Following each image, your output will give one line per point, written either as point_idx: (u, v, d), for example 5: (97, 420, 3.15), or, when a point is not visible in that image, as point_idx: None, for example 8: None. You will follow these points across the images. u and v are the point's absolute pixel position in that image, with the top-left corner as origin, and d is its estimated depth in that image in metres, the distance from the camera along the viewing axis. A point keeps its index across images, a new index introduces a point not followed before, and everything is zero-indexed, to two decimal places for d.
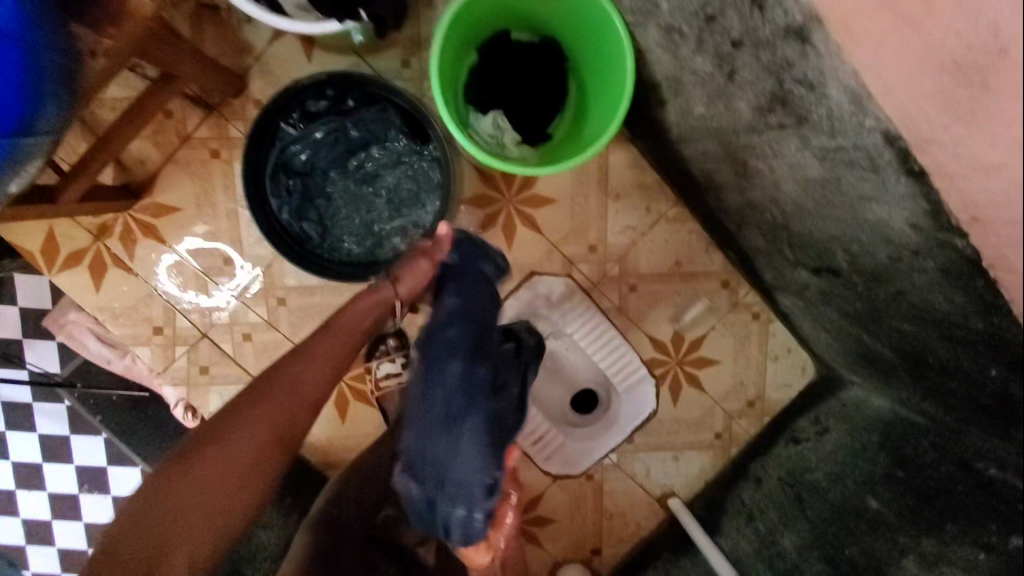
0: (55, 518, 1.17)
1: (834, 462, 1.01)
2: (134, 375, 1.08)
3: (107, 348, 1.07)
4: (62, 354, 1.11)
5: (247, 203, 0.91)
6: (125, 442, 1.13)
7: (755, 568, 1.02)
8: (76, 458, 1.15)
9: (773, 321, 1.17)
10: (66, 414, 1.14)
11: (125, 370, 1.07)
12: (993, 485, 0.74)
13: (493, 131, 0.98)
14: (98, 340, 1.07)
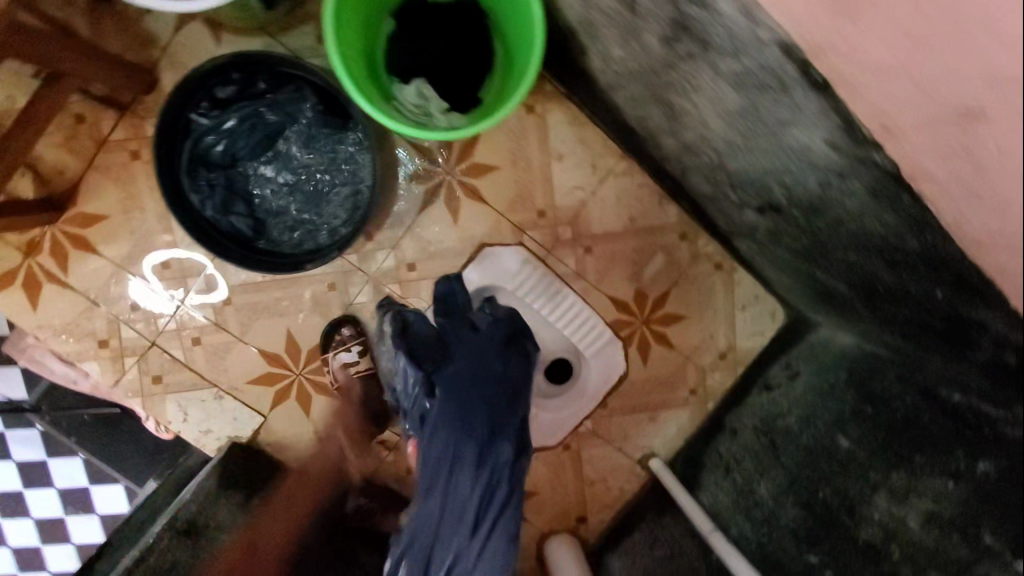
0: (45, 543, 1.15)
1: (805, 405, 1.00)
2: (101, 392, 1.05)
3: (69, 367, 1.04)
4: (27, 379, 1.07)
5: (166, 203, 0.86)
6: (103, 461, 1.08)
7: (734, 518, 0.99)
8: (55, 481, 1.11)
9: (736, 269, 1.14)
10: (39, 439, 1.10)
11: (92, 388, 1.04)
12: (957, 411, 0.70)
13: (418, 100, 0.93)
14: (59, 360, 1.04)
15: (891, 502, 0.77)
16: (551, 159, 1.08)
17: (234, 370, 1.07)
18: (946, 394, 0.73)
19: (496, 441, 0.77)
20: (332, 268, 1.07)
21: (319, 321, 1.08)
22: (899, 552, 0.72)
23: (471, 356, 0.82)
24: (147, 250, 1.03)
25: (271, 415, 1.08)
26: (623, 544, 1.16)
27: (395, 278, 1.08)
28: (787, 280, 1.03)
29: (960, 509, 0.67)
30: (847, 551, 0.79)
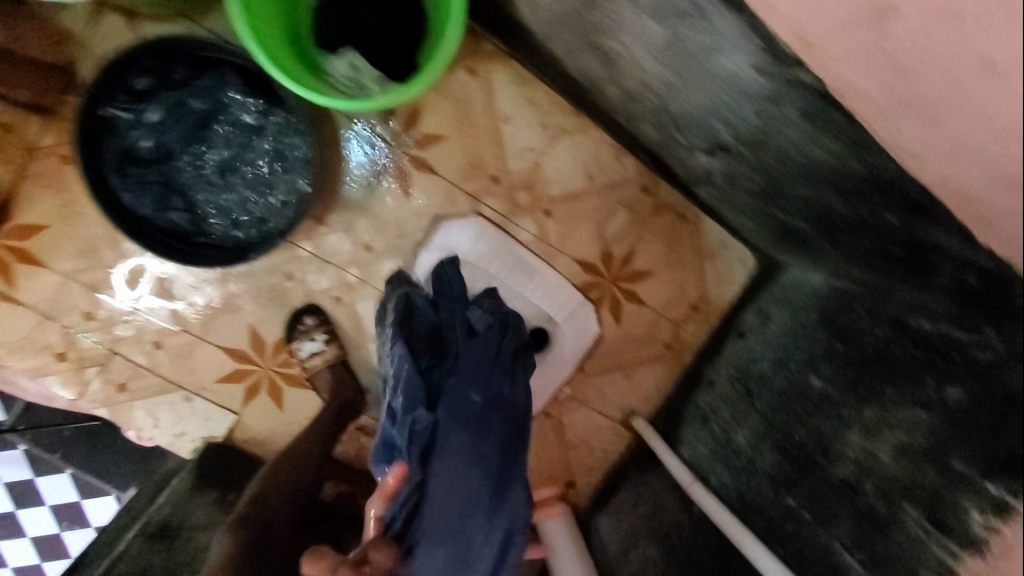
0: (43, 563, 1.02)
1: (778, 347, 1.00)
2: (80, 408, 1.02)
3: (47, 386, 1.00)
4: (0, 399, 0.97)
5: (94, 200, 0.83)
6: (94, 476, 0.99)
7: (713, 469, 0.99)
8: (47, 499, 0.99)
9: (699, 218, 1.14)
10: (20, 459, 0.97)
11: (70, 405, 1.01)
12: (925, 340, 0.70)
13: (350, 73, 0.88)
14: (32, 379, 0.99)
15: (862, 437, 0.75)
16: (500, 123, 1.06)
17: (200, 370, 1.05)
18: (913, 323, 0.73)
19: (504, 484, 0.72)
20: (287, 258, 1.04)
21: (280, 312, 1.06)
22: (874, 488, 0.71)
23: (479, 378, 0.75)
24: (94, 256, 1.00)
25: (243, 412, 1.06)
26: (613, 505, 1.16)
27: (353, 261, 1.06)
28: (750, 223, 1.02)
29: (932, 437, 0.66)
30: (828, 494, 0.77)
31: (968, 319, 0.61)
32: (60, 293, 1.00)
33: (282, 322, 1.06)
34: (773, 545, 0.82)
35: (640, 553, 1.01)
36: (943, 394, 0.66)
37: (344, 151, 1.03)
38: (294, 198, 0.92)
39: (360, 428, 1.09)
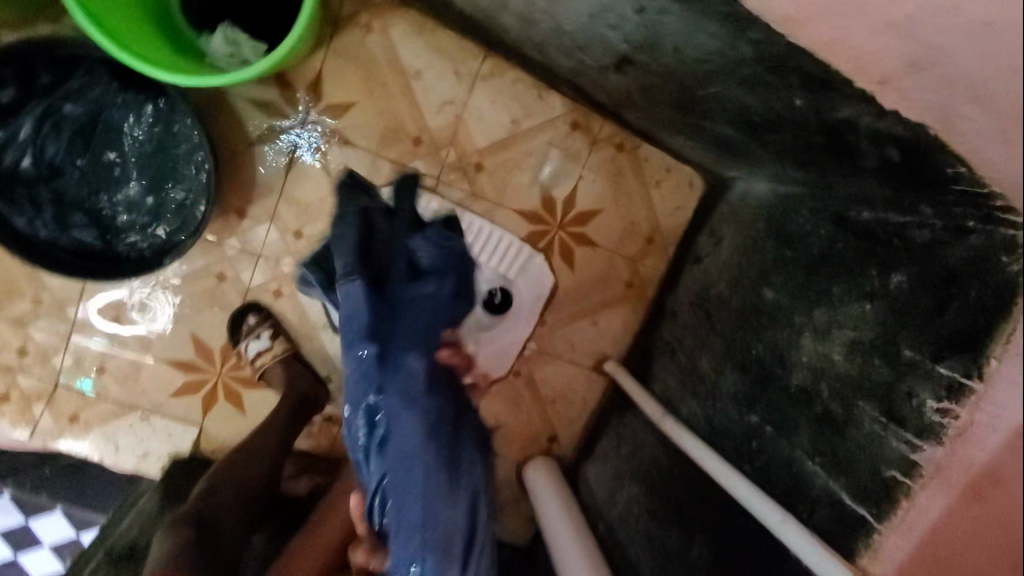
0: None
1: (731, 266, 0.97)
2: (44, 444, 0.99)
3: (8, 427, 0.99)
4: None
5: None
6: (83, 505, 0.92)
7: (684, 400, 0.96)
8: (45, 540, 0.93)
9: (638, 145, 1.09)
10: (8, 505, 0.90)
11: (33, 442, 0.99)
12: (871, 230, 0.68)
13: (230, 50, 0.84)
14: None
15: (816, 341, 0.72)
16: (409, 78, 1.00)
17: (150, 388, 1.02)
18: (856, 216, 0.71)
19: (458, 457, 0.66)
20: (215, 258, 1.00)
21: (221, 315, 1.02)
22: (828, 390, 0.68)
23: (421, 338, 0.68)
24: (15, 291, 0.97)
25: (206, 422, 1.03)
26: (598, 451, 1.14)
27: (285, 250, 1.01)
28: (683, 139, 0.96)
29: (880, 329, 0.63)
30: (783, 403, 0.75)
31: (907, 200, 0.60)
32: None
33: (225, 325, 1.02)
34: (741, 465, 0.79)
35: (626, 493, 1.00)
36: (887, 283, 0.63)
37: (250, 135, 0.97)
38: (193, 190, 0.87)
39: (327, 418, 1.06)
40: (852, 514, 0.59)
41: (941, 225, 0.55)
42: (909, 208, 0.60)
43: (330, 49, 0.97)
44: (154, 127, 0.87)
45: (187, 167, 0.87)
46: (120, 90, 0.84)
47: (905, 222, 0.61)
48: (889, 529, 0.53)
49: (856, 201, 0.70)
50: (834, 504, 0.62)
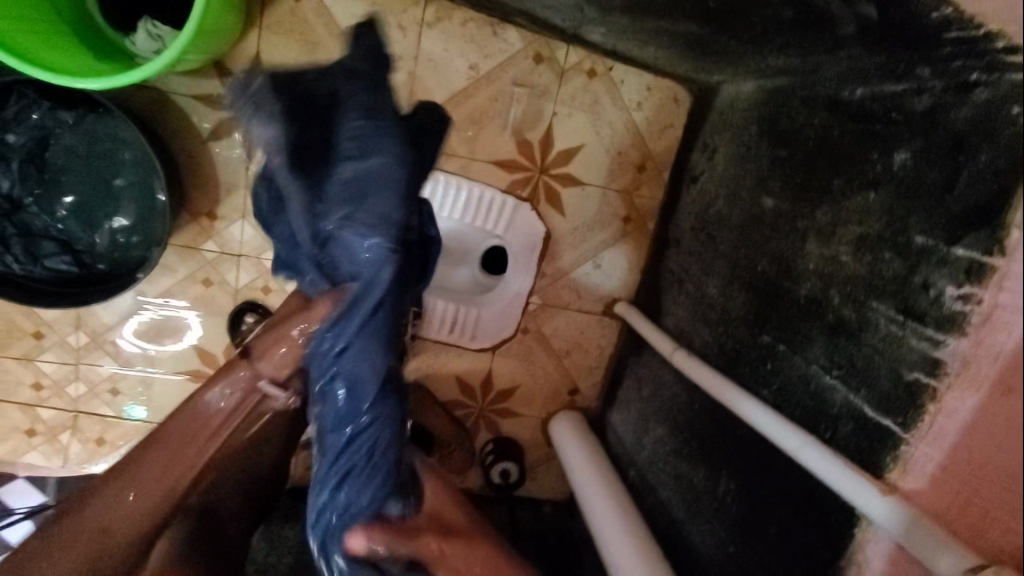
0: None
1: (728, 179, 0.89)
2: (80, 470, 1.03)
3: (42, 458, 1.02)
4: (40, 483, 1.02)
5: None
6: None
7: (696, 331, 0.91)
8: None
9: (612, 66, 1.00)
10: None
11: (69, 470, 1.02)
12: (865, 108, 0.60)
13: (155, 47, 0.82)
14: (28, 456, 1.01)
15: (821, 245, 0.65)
16: None
17: (165, 401, 1.03)
18: (849, 96, 0.63)
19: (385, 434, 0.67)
20: (198, 264, 0.98)
21: (216, 321, 1.01)
22: (839, 295, 0.61)
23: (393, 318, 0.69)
24: (14, 330, 0.97)
25: None
26: (621, 397, 1.10)
27: (265, 245, 0.99)
28: (658, 48, 0.90)
29: (888, 216, 0.56)
30: (793, 316, 0.69)
31: (902, 63, 0.53)
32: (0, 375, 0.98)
33: (224, 329, 1.02)
34: (757, 390, 0.73)
35: (652, 435, 0.96)
36: (890, 164, 0.57)
37: (204, 134, 0.94)
38: (156, 196, 0.89)
39: None
40: (876, 427, 0.54)
41: (942, 86, 0.50)
42: (903, 74, 0.54)
43: (264, 27, 0.92)
44: (102, 142, 0.88)
45: (143, 174, 0.89)
46: (60, 110, 0.85)
47: (900, 91, 0.55)
48: (918, 440, 0.49)
49: (851, 78, 0.62)
50: (857, 418, 0.57)
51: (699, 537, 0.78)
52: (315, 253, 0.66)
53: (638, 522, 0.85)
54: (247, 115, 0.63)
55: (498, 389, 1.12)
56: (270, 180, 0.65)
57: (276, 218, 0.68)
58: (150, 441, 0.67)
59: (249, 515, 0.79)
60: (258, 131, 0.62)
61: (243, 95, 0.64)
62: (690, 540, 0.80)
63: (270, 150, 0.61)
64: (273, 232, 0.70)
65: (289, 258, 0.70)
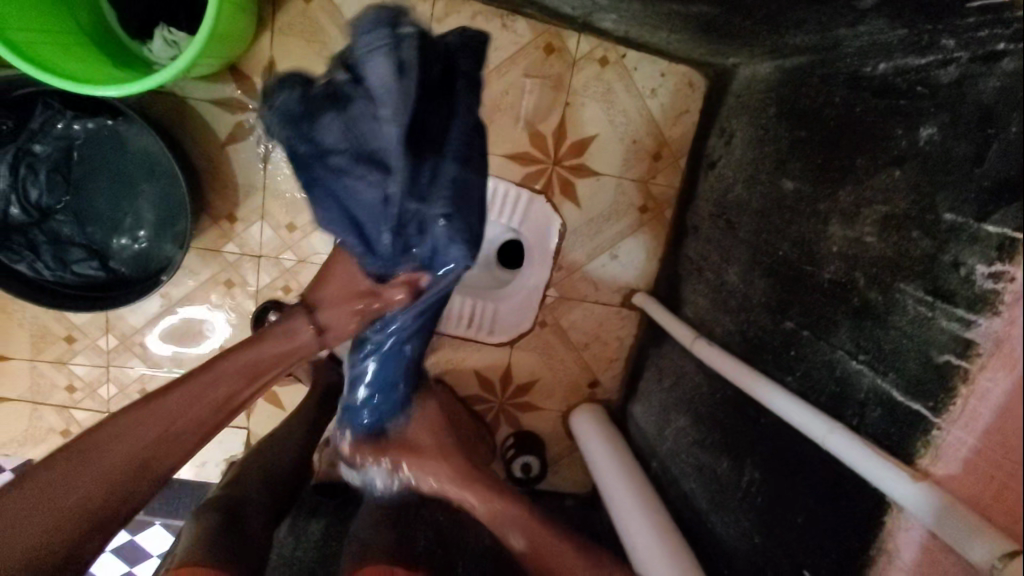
0: None
1: (746, 164, 0.87)
2: None
3: None
4: None
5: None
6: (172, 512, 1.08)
7: (717, 319, 0.89)
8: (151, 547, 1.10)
9: (624, 54, 0.99)
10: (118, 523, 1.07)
11: None
12: (888, 83, 0.59)
13: (172, 54, 0.84)
14: None
15: (844, 227, 0.64)
16: None
17: None
18: (871, 71, 0.62)
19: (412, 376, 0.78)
20: (220, 266, 1.00)
21: (240, 321, 1.03)
22: (864, 278, 0.60)
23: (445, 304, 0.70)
24: (47, 334, 1.00)
25: (251, 424, 1.09)
26: (641, 389, 1.09)
27: (284, 246, 1.00)
28: (671, 33, 0.88)
29: (915, 194, 0.54)
30: (817, 300, 0.67)
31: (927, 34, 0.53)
32: (36, 379, 1.02)
33: (247, 329, 1.03)
34: (782, 377, 0.71)
35: (674, 426, 0.95)
36: (915, 140, 0.55)
37: (222, 138, 0.95)
38: (177, 200, 0.91)
39: None
40: (906, 412, 0.53)
41: (969, 56, 0.49)
42: (928, 46, 0.53)
43: (276, 29, 0.92)
44: (124, 149, 0.90)
45: (164, 179, 0.91)
46: (82, 119, 0.87)
47: (926, 64, 0.54)
48: (950, 423, 0.48)
49: (873, 53, 0.61)
50: (885, 403, 0.55)
51: (724, 529, 0.77)
52: (387, 232, 0.60)
53: (661, 512, 0.85)
54: (374, 52, 0.54)
55: (518, 383, 1.12)
56: (364, 130, 0.56)
57: (337, 164, 0.58)
58: (186, 393, 0.61)
59: (277, 509, 0.80)
60: (385, 81, 0.54)
61: (377, 27, 0.54)
62: (715, 531, 0.79)
63: (397, 109, 0.54)
64: (325, 174, 0.59)
65: (337, 214, 0.60)
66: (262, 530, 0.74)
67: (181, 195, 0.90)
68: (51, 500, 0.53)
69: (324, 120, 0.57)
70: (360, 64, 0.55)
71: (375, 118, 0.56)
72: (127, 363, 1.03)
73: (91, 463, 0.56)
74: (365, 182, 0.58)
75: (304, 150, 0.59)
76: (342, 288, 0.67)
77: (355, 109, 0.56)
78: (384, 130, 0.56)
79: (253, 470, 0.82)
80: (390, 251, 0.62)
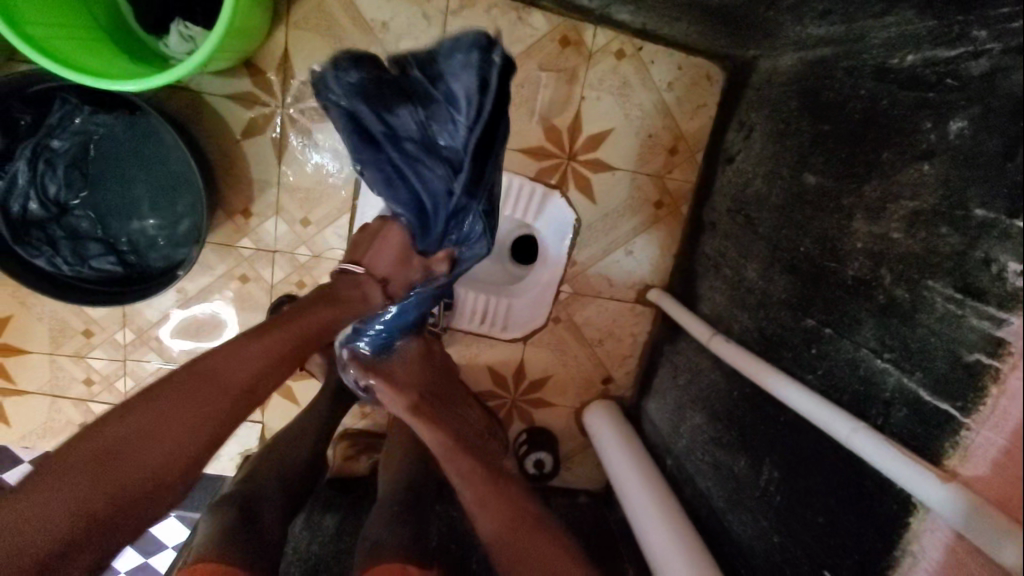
0: None
1: (766, 158, 0.86)
2: None
3: None
4: None
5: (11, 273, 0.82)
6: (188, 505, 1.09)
7: (734, 316, 0.88)
8: (167, 538, 1.12)
9: (641, 46, 0.98)
10: None
11: None
12: (916, 75, 0.58)
13: (189, 49, 0.84)
14: None
15: (869, 223, 0.62)
16: (376, 33, 0.94)
17: None
18: (899, 63, 0.60)
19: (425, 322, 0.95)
20: (235, 261, 1.01)
21: (254, 316, 1.03)
22: (890, 275, 0.59)
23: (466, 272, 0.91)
24: (66, 328, 1.01)
25: (266, 418, 1.09)
26: (655, 385, 1.08)
27: (298, 241, 1.01)
28: (689, 24, 0.88)
29: (943, 190, 0.53)
30: (840, 298, 0.66)
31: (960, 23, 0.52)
32: (55, 371, 1.03)
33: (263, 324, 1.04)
34: (803, 376, 0.70)
35: (689, 423, 0.94)
36: (945, 133, 0.53)
37: (236, 133, 0.95)
38: (194, 196, 0.92)
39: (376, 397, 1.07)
40: (932, 411, 0.52)
41: (1001, 47, 0.48)
42: (958, 37, 0.53)
43: (291, 23, 0.92)
44: (141, 145, 0.91)
45: (182, 176, 0.92)
46: (99, 115, 0.88)
47: (956, 56, 0.53)
48: (980, 424, 0.47)
49: (900, 45, 0.60)
50: (912, 403, 0.54)
51: (741, 528, 0.77)
52: (438, 214, 0.77)
53: (677, 510, 0.84)
54: (464, 72, 0.69)
55: (532, 378, 1.11)
56: (440, 127, 0.72)
57: (408, 150, 0.74)
58: (251, 345, 0.63)
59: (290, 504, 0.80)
60: (471, 93, 0.69)
61: (466, 51, 0.69)
62: (732, 530, 0.78)
63: (473, 118, 0.70)
64: (398, 158, 0.74)
65: (403, 191, 0.76)
66: (277, 524, 0.74)
67: (198, 192, 0.91)
68: (126, 460, 0.52)
69: (406, 112, 0.72)
70: (448, 75, 0.70)
71: (450, 120, 0.71)
72: (143, 357, 1.03)
73: (171, 411, 0.56)
74: (429, 170, 0.74)
75: (382, 132, 0.73)
76: (393, 255, 0.80)
77: (435, 109, 0.71)
78: (458, 131, 0.71)
79: (269, 463, 0.82)
80: (437, 229, 0.79)
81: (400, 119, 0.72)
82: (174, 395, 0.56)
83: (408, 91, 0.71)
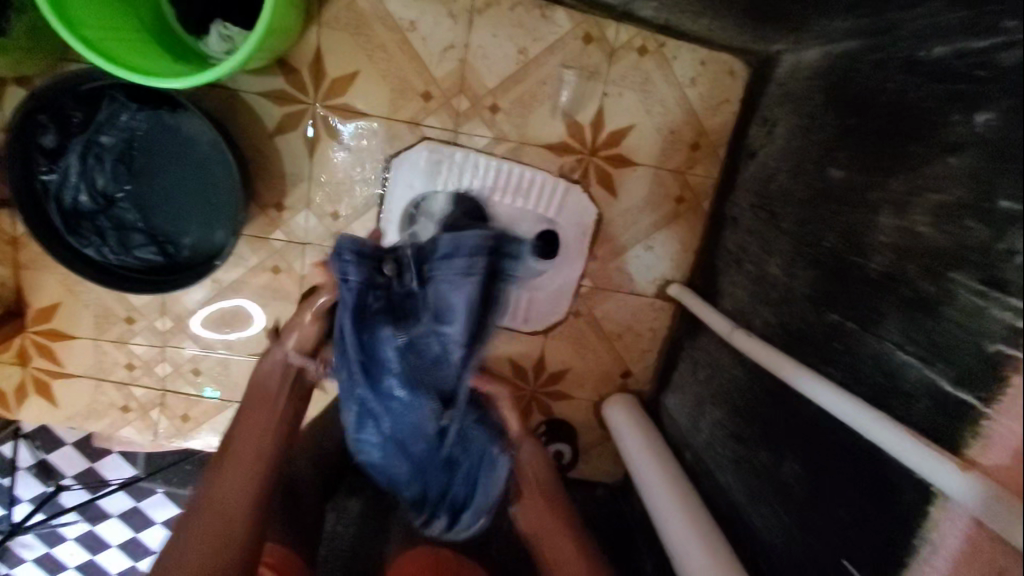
0: None
1: (790, 152, 0.86)
2: (163, 445, 1.13)
3: (134, 433, 1.12)
4: (131, 459, 1.16)
5: (58, 261, 0.89)
6: None
7: (756, 310, 0.88)
8: None
9: (664, 43, 0.98)
10: (167, 496, 1.18)
11: (155, 444, 1.12)
12: (947, 67, 0.58)
13: (227, 49, 0.89)
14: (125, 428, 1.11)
15: (895, 216, 0.63)
16: (405, 32, 0.96)
17: (240, 381, 1.10)
18: (928, 55, 0.60)
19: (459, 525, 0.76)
20: (268, 253, 1.04)
21: (285, 307, 1.07)
22: (915, 268, 0.59)
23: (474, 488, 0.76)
24: (109, 314, 1.07)
25: None
26: (676, 380, 1.09)
27: (328, 233, 1.04)
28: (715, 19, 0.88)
29: (971, 183, 0.53)
30: (864, 292, 0.66)
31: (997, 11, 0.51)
32: (98, 356, 1.08)
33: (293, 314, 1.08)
34: (824, 369, 0.71)
35: (709, 417, 0.95)
36: (973, 125, 0.54)
37: (270, 129, 0.99)
38: (231, 190, 0.96)
39: None
40: (955, 403, 0.52)
41: None
42: (989, 28, 0.53)
43: (323, 23, 0.95)
44: (183, 140, 0.95)
45: (222, 171, 0.96)
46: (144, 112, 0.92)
47: (987, 47, 0.53)
48: (1001, 414, 0.48)
49: (930, 36, 0.60)
50: (935, 395, 0.55)
51: (761, 520, 0.77)
52: (418, 439, 0.72)
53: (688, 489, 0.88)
54: (463, 281, 0.68)
55: (552, 371, 1.12)
56: (431, 350, 0.70)
57: (382, 378, 0.70)
58: (239, 422, 0.72)
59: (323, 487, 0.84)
60: (449, 307, 0.68)
61: (457, 267, 0.68)
62: (751, 522, 0.79)
63: (468, 326, 0.68)
64: (368, 369, 0.70)
65: (373, 426, 0.72)
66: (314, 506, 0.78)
67: (234, 187, 0.95)
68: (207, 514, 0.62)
69: (386, 347, 0.70)
70: (443, 287, 0.68)
71: (441, 332, 0.69)
72: (181, 344, 1.08)
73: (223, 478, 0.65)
74: (416, 403, 0.70)
75: (361, 360, 0.69)
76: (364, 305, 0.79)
77: (420, 337, 0.69)
78: (439, 343, 0.69)
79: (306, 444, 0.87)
80: (427, 469, 0.75)
81: (383, 338, 0.69)
82: (213, 470, 0.67)
83: (389, 308, 0.70)
